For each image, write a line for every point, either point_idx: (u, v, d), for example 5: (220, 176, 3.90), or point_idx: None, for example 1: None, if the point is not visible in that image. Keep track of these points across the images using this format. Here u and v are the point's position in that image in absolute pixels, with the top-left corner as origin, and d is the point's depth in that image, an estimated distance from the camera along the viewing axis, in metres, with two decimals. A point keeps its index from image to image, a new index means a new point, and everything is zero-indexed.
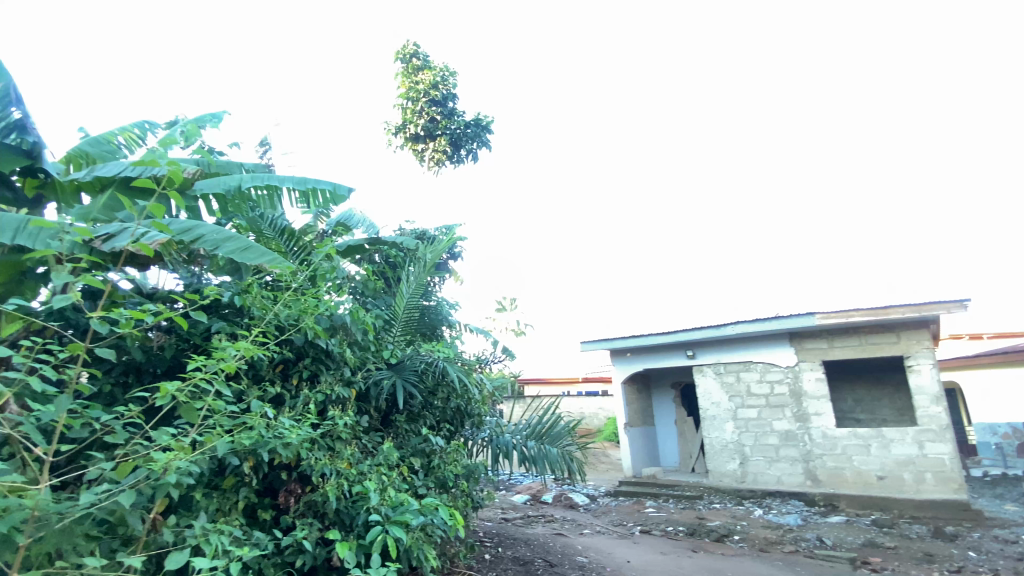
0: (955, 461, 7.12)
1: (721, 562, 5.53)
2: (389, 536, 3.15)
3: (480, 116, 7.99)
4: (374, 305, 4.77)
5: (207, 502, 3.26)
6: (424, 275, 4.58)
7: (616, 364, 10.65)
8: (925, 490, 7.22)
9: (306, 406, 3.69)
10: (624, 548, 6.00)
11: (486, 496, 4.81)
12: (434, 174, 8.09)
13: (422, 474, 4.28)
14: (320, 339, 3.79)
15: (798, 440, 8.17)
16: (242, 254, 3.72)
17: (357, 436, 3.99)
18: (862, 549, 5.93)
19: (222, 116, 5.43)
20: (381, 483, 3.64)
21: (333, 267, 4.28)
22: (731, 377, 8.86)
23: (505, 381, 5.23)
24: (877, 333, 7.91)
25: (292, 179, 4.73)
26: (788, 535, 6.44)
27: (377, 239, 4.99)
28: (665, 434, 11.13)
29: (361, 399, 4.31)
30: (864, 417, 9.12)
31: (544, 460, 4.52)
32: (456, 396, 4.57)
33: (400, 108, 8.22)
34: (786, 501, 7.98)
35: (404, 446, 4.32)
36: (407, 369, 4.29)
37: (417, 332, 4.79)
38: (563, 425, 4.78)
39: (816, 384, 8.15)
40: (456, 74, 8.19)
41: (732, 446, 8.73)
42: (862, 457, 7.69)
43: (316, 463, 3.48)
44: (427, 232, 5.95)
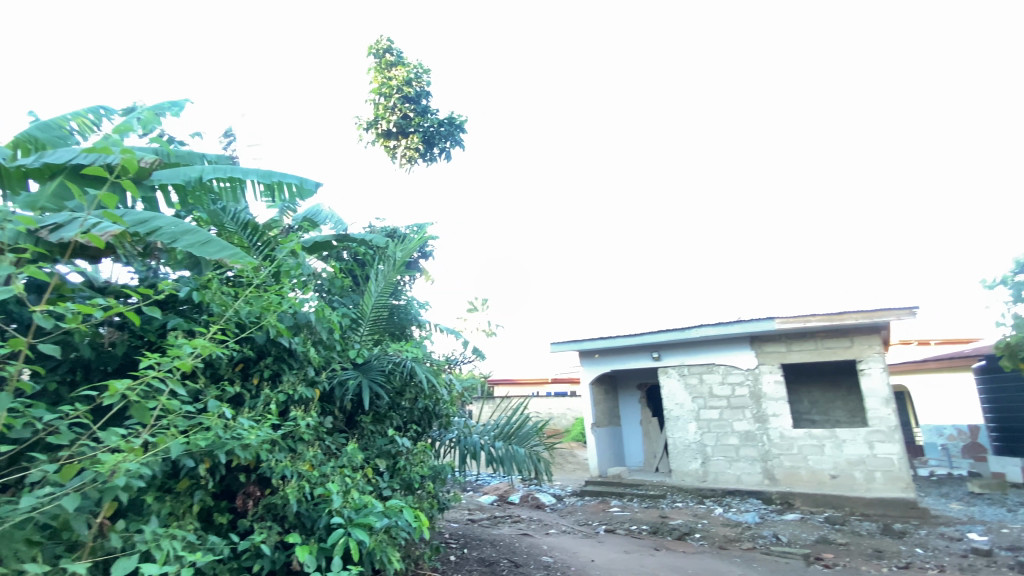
0: (902, 460, 7.49)
1: (684, 561, 5.64)
2: (351, 539, 3.09)
3: (454, 115, 7.94)
4: (341, 304, 4.67)
5: (159, 506, 3.13)
6: (393, 274, 4.51)
7: (585, 365, 10.77)
8: (874, 489, 7.57)
9: (267, 407, 3.59)
10: (589, 547, 6.06)
11: (453, 497, 4.78)
12: (406, 171, 7.99)
13: (387, 475, 4.22)
14: (283, 337, 3.69)
15: (757, 440, 8.43)
16: (201, 248, 3.59)
17: (320, 437, 3.90)
18: (816, 545, 6.17)
19: (183, 104, 5.23)
20: (344, 485, 3.56)
21: (299, 264, 4.17)
22: (695, 378, 9.07)
23: (475, 381, 5.20)
24: (832, 338, 8.25)
25: (256, 172, 4.60)
26: (746, 533, 6.64)
27: (345, 236, 4.89)
28: (631, 434, 11.31)
29: (325, 400, 4.21)
30: (819, 418, 9.49)
31: (511, 461, 4.53)
32: (424, 397, 4.52)
33: (372, 103, 8.10)
34: (744, 499, 8.23)
35: (369, 448, 4.25)
36: (374, 369, 4.21)
37: (386, 332, 4.71)
38: (530, 426, 4.78)
39: (775, 386, 8.44)
40: (431, 71, 8.11)
41: (695, 446, 8.94)
42: (816, 457, 7.99)
43: (277, 465, 3.39)
44: (397, 230, 5.87)
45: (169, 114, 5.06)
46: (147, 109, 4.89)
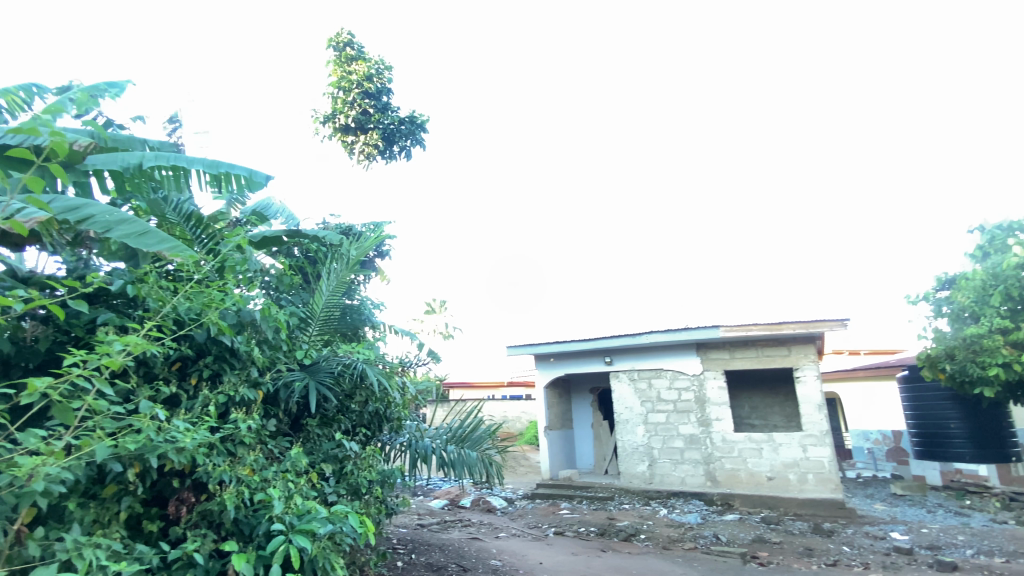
0: (832, 463, 7.97)
1: (629, 561, 5.78)
2: (293, 546, 2.97)
3: (415, 114, 7.83)
4: (289, 303, 4.51)
5: (82, 514, 2.91)
6: (347, 273, 4.38)
7: (540, 368, 10.86)
8: (806, 490, 8.02)
9: (205, 408, 3.41)
10: (537, 550, 6.11)
11: (401, 502, 4.70)
12: (364, 168, 7.83)
13: (334, 480, 4.11)
14: (225, 336, 3.52)
15: (701, 443, 8.75)
16: (137, 239, 3.39)
17: (262, 440, 3.75)
18: (752, 544, 6.48)
19: (123, 86, 4.92)
20: (286, 490, 3.43)
21: (245, 259, 3.99)
22: (645, 383, 9.33)
23: (430, 384, 5.16)
24: (772, 346, 8.69)
25: (202, 162, 4.37)
26: (688, 534, 6.88)
27: (296, 232, 4.73)
28: (582, 437, 11.50)
29: (269, 402, 4.06)
30: (758, 423, 9.97)
31: (463, 465, 4.51)
32: (375, 400, 4.43)
33: (330, 97, 7.90)
34: (688, 501, 8.52)
35: (315, 453, 4.12)
36: (322, 370, 4.06)
37: (336, 332, 4.57)
38: (483, 430, 4.76)
39: (718, 391, 8.79)
40: (392, 68, 7.97)
41: (643, 449, 9.19)
42: (755, 460, 8.39)
43: (214, 470, 3.23)
44: (352, 228, 5.74)
45: (108, 95, 4.76)
46: (82, 89, 4.56)
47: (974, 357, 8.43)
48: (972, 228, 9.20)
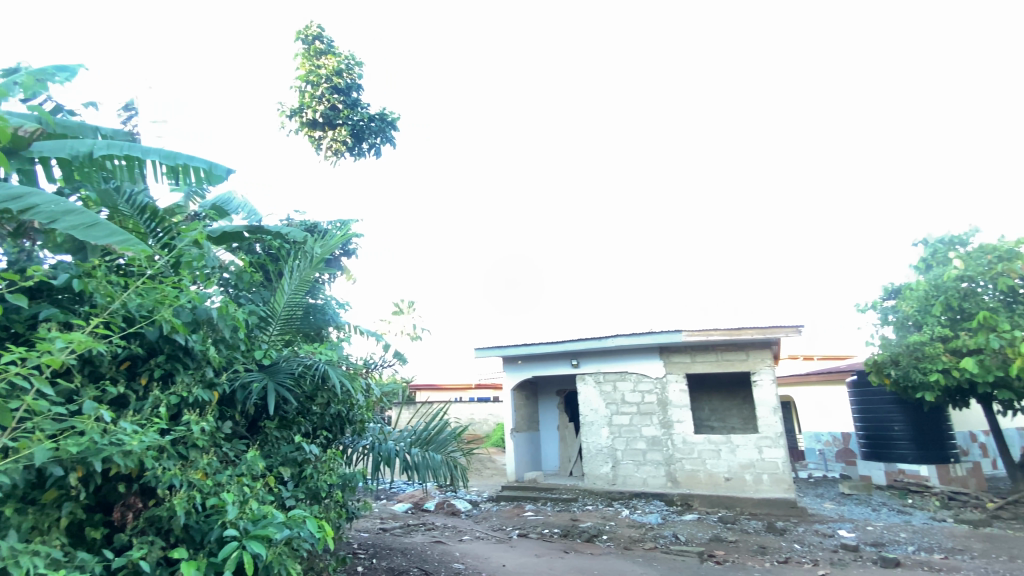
0: (785, 464, 8.27)
1: (591, 562, 5.85)
2: (246, 553, 2.87)
3: (386, 112, 7.73)
4: (249, 300, 4.36)
5: (18, 520, 2.74)
6: (310, 271, 4.24)
7: (508, 370, 10.87)
8: (761, 490, 8.30)
9: (156, 410, 3.27)
10: (501, 553, 6.10)
11: (362, 506, 4.60)
12: (331, 164, 7.69)
13: (292, 484, 4.00)
14: (179, 334, 3.39)
15: (662, 445, 8.95)
16: (84, 232, 3.22)
17: (217, 443, 3.61)
18: (710, 543, 6.66)
19: (74, 70, 4.67)
20: (241, 495, 3.31)
21: (203, 254, 3.84)
22: (610, 386, 9.47)
23: (396, 386, 5.10)
24: (731, 350, 8.98)
25: (158, 152, 4.18)
26: (649, 534, 7.01)
27: (258, 228, 4.58)
28: (548, 439, 11.58)
29: (224, 403, 3.91)
30: (717, 425, 10.27)
31: (427, 467, 4.46)
32: (337, 402, 4.34)
33: (297, 91, 7.72)
34: (649, 501, 8.70)
35: (272, 456, 4.00)
36: (282, 371, 3.93)
37: (298, 332, 4.44)
38: (448, 433, 4.71)
39: (679, 394, 9.01)
40: (363, 63, 7.84)
41: (606, 450, 9.33)
42: (713, 461, 8.63)
43: (163, 474, 3.09)
44: (318, 225, 5.62)
45: (59, 80, 4.51)
46: (28, 72, 4.30)
47: (917, 363, 8.93)
48: (916, 241, 9.75)
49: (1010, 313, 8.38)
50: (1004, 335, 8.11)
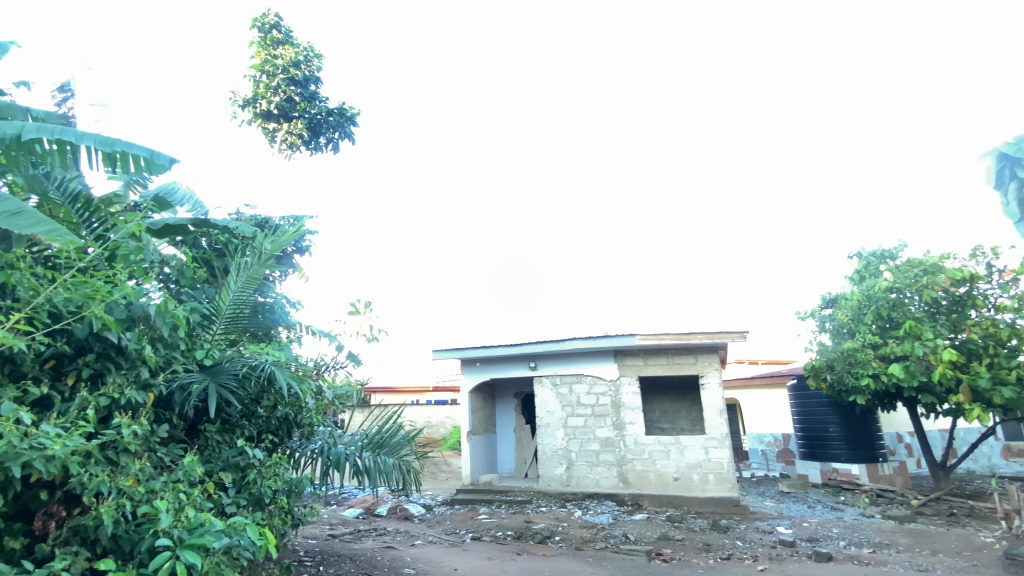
0: (730, 464, 8.61)
1: (542, 563, 5.90)
2: (179, 562, 2.71)
3: (345, 106, 7.53)
4: (191, 298, 4.15)
5: None
6: (259, 268, 4.02)
7: (465, 373, 10.82)
8: (707, 489, 8.60)
9: (83, 412, 3.05)
10: (453, 556, 6.06)
11: (308, 512, 4.47)
12: (285, 157, 7.45)
13: (233, 490, 3.83)
14: (111, 332, 3.18)
15: (615, 446, 9.13)
16: (6, 220, 3.00)
17: (151, 448, 3.41)
18: (658, 541, 6.85)
19: (7, 47, 4.34)
20: (176, 502, 3.14)
21: (141, 248, 3.62)
22: (565, 388, 9.59)
23: (350, 389, 5.01)
24: (681, 354, 9.28)
25: (93, 137, 3.86)
26: (600, 534, 7.14)
27: (204, 221, 4.38)
28: (505, 442, 11.61)
29: (161, 406, 3.71)
30: (667, 426, 10.60)
31: (379, 472, 4.34)
32: (284, 404, 4.21)
33: (251, 80, 7.44)
34: (601, 501, 8.85)
35: (212, 461, 3.82)
36: (225, 373, 3.74)
37: (244, 332, 4.26)
38: (401, 436, 4.62)
39: (632, 396, 9.22)
40: (322, 55, 7.62)
41: (561, 452, 9.43)
42: (662, 461, 8.88)
43: (90, 480, 2.89)
44: (269, 220, 5.42)
45: None
46: None
47: (850, 368, 9.51)
48: (852, 254, 10.39)
49: (933, 322, 9.05)
50: (928, 343, 8.74)
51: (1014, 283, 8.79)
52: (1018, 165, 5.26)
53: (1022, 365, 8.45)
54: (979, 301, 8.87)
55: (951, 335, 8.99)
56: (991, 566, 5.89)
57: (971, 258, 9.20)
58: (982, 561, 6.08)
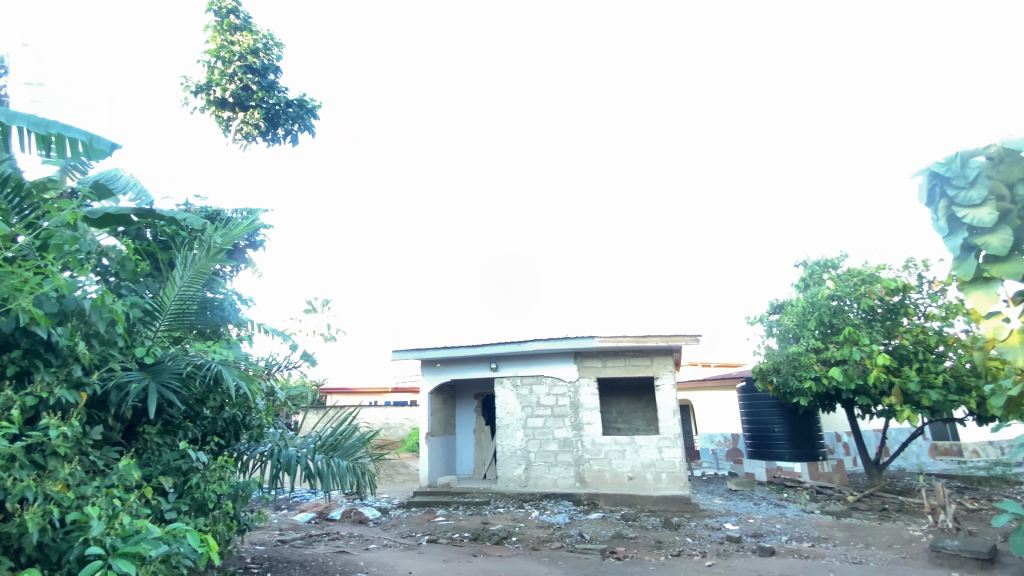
0: (682, 463, 8.87)
1: (498, 564, 5.89)
2: (111, 572, 2.55)
3: (305, 98, 7.31)
4: (132, 292, 3.94)
5: None
6: (208, 262, 3.81)
7: (425, 374, 10.69)
8: (660, 488, 8.83)
9: (6, 412, 2.83)
10: (407, 559, 5.97)
11: (255, 518, 4.31)
12: (240, 148, 7.17)
13: (174, 495, 3.65)
14: (39, 326, 2.97)
15: (573, 447, 9.25)
16: None
17: (82, 451, 3.21)
18: (612, 540, 6.98)
19: None
20: (109, 508, 2.95)
21: (79, 238, 3.42)
22: (526, 389, 9.65)
23: (304, 390, 4.91)
24: (638, 356, 9.51)
25: (24, 118, 3.60)
26: (556, 533, 7.22)
27: (149, 212, 4.13)
28: (464, 443, 11.55)
29: (96, 406, 3.50)
30: (623, 426, 10.82)
31: (331, 476, 4.20)
32: (232, 405, 4.03)
33: (206, 66, 7.12)
34: (558, 501, 8.94)
35: (151, 465, 3.62)
36: (167, 372, 3.54)
37: (190, 330, 4.06)
38: (356, 438, 4.49)
39: (590, 397, 9.37)
40: (283, 44, 7.36)
41: (520, 452, 9.48)
42: (618, 460, 9.06)
43: (13, 485, 2.68)
44: (220, 213, 5.19)
45: None
46: None
47: (795, 371, 9.98)
48: (798, 263, 10.93)
49: (869, 328, 9.63)
50: (864, 348, 9.31)
51: (942, 293, 9.48)
52: (951, 183, 4.22)
53: (947, 370, 9.11)
54: (910, 310, 9.52)
55: (886, 340, 9.59)
56: (918, 558, 6.30)
57: (905, 269, 9.87)
58: (910, 554, 6.50)
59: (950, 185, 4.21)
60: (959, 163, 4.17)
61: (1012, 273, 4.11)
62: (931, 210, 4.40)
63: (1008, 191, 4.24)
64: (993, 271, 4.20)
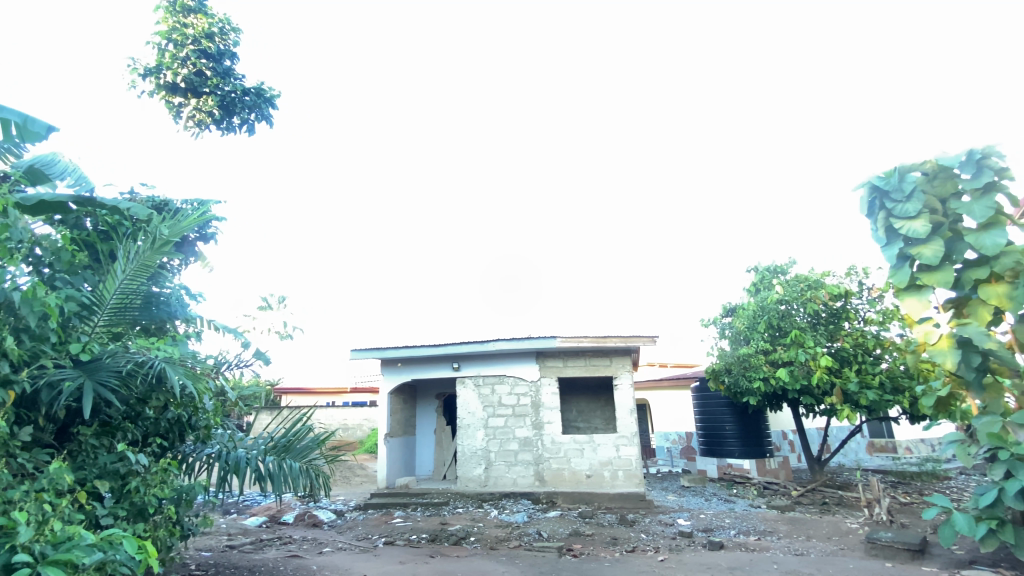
0: (638, 461, 9.08)
1: (456, 564, 5.86)
2: None
3: (263, 86, 7.03)
4: (68, 285, 3.67)
5: None
6: (153, 255, 3.61)
7: (386, 374, 10.51)
8: (617, 485, 9.02)
9: None
10: (363, 562, 5.87)
11: (200, 523, 4.13)
12: (192, 136, 6.86)
13: (110, 500, 3.44)
14: None
15: (533, 446, 9.32)
16: None
17: (8, 453, 2.98)
18: (569, 537, 7.09)
19: None
20: (38, 514, 2.75)
21: (10, 225, 3.18)
22: (488, 389, 9.65)
23: (257, 390, 4.76)
24: (598, 356, 9.68)
25: None
26: (514, 532, 7.26)
27: (89, 199, 3.91)
28: (424, 443, 11.44)
29: (24, 406, 3.27)
30: (582, 425, 10.99)
31: (283, 478, 4.04)
32: (176, 405, 3.86)
33: (156, 48, 6.77)
34: (517, 501, 8.98)
35: (86, 468, 3.41)
36: (104, 370, 3.34)
37: (131, 325, 3.85)
38: (311, 439, 4.36)
39: (551, 396, 9.46)
40: (240, 29, 7.07)
41: (480, 452, 9.47)
42: (577, 459, 9.19)
43: None
44: (169, 204, 4.92)
45: None
46: None
47: (745, 372, 10.41)
48: (750, 268, 11.38)
49: (814, 332, 10.15)
50: (810, 350, 9.81)
51: (879, 299, 10.14)
52: (888, 197, 4.76)
53: (884, 371, 9.71)
54: (851, 314, 10.11)
55: (829, 343, 10.10)
56: (854, 549, 6.70)
57: (847, 276, 10.46)
58: (847, 545, 6.91)
59: (888, 199, 4.73)
60: (894, 178, 4.69)
61: (941, 282, 4.56)
62: (874, 220, 4.89)
63: (942, 206, 4.71)
64: (924, 279, 4.65)
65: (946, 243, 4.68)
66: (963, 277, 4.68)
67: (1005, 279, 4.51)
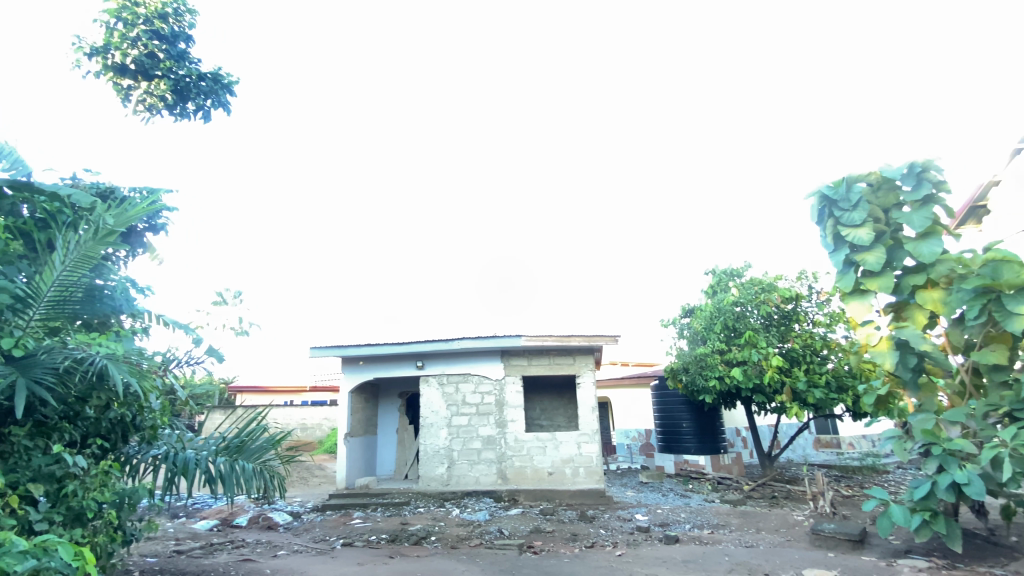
0: (598, 457, 9.25)
1: (415, 564, 5.79)
2: None
3: (221, 72, 6.75)
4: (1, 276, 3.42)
5: None
6: (96, 245, 3.41)
7: (347, 372, 10.28)
8: (578, 482, 9.16)
9: None
10: (319, 564, 5.73)
11: (144, 528, 3.92)
12: (142, 121, 6.53)
13: (44, 505, 3.24)
14: None
15: (496, 444, 9.34)
16: None
17: None
18: (529, 534, 7.15)
19: None
20: None
21: None
22: (451, 387, 9.60)
23: (211, 389, 4.56)
24: (561, 355, 9.80)
25: None
26: (475, 530, 7.27)
27: (24, 184, 3.70)
28: (385, 442, 11.27)
29: None
30: (545, 423, 11.08)
31: (234, 479, 3.89)
32: (120, 405, 3.67)
33: (103, 26, 6.40)
34: (479, 499, 8.98)
35: (18, 471, 3.18)
36: (40, 367, 3.12)
37: (72, 319, 3.62)
38: (265, 439, 4.21)
39: (515, 395, 9.51)
40: (196, 11, 6.73)
41: (443, 451, 9.41)
42: (539, 456, 9.28)
43: None
44: (115, 191, 4.64)
45: None
46: None
47: (702, 371, 10.77)
48: (707, 271, 11.79)
49: (766, 332, 10.59)
50: (762, 350, 10.24)
51: (827, 303, 10.70)
52: (836, 205, 5.03)
53: (830, 370, 10.24)
54: (801, 317, 10.60)
55: (780, 343, 10.54)
56: (800, 540, 7.04)
57: (798, 280, 10.98)
58: (793, 536, 7.25)
59: (836, 208, 5.00)
60: (840, 188, 4.96)
61: (882, 286, 4.85)
62: (823, 228, 5.16)
63: (884, 215, 5.00)
64: (868, 284, 4.94)
65: (888, 250, 4.98)
66: (902, 282, 4.99)
67: (939, 284, 4.84)
